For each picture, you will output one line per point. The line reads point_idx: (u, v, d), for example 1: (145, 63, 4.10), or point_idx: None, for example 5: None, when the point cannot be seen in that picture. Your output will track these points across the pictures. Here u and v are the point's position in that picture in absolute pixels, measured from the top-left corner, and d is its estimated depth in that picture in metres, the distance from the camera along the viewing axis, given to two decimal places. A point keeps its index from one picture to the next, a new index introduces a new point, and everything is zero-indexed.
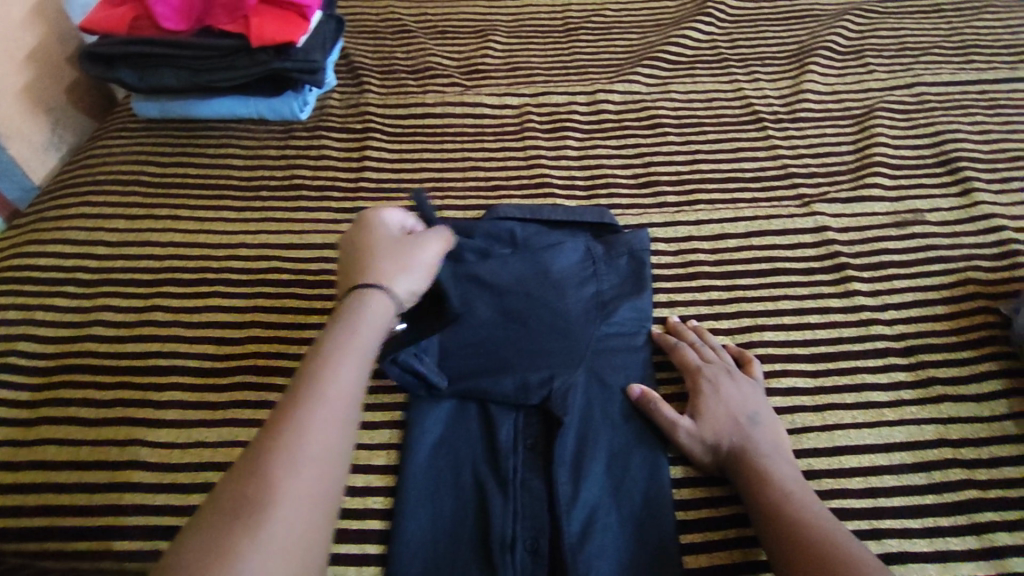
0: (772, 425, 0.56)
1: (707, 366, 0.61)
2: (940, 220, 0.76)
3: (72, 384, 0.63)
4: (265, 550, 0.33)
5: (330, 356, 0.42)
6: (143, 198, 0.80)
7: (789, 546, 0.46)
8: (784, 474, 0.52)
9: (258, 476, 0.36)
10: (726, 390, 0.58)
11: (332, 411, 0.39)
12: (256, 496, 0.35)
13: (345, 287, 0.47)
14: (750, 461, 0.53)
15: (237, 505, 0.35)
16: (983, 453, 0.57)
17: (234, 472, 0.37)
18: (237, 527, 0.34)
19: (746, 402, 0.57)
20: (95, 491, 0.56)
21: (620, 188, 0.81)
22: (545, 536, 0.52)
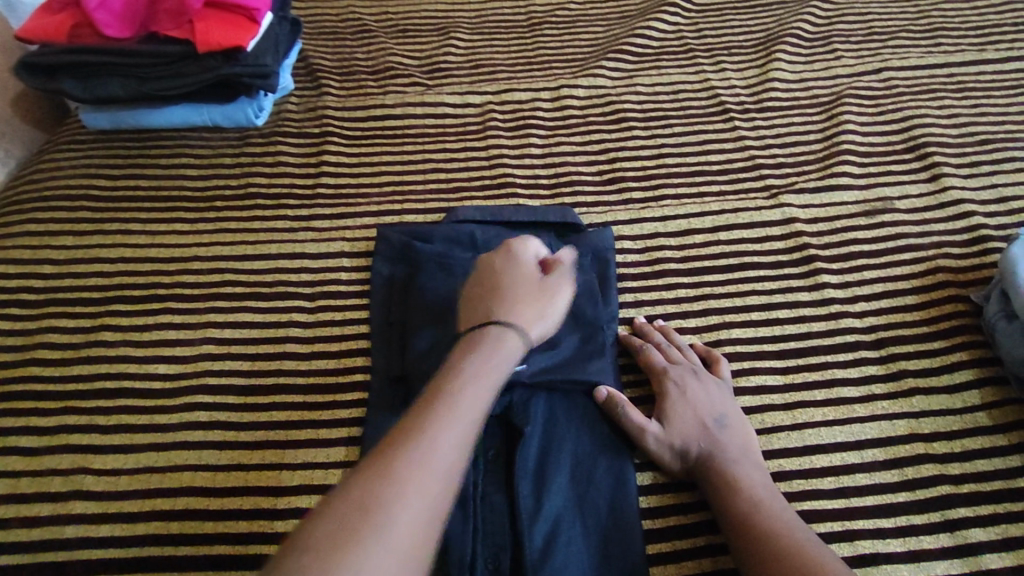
0: (739, 426, 0.55)
1: (674, 367, 0.59)
2: (910, 207, 0.74)
3: (14, 411, 0.60)
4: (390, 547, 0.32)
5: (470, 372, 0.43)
6: (91, 213, 0.77)
7: (757, 558, 0.45)
8: (754, 480, 0.51)
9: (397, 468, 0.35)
10: (693, 392, 0.57)
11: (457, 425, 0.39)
12: (381, 484, 0.34)
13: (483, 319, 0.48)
14: (720, 467, 0.52)
15: (361, 503, 0.33)
16: (956, 446, 0.56)
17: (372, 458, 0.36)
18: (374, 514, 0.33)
19: (714, 404, 0.56)
20: (38, 524, 0.54)
21: (584, 185, 0.79)
22: (507, 553, 0.50)
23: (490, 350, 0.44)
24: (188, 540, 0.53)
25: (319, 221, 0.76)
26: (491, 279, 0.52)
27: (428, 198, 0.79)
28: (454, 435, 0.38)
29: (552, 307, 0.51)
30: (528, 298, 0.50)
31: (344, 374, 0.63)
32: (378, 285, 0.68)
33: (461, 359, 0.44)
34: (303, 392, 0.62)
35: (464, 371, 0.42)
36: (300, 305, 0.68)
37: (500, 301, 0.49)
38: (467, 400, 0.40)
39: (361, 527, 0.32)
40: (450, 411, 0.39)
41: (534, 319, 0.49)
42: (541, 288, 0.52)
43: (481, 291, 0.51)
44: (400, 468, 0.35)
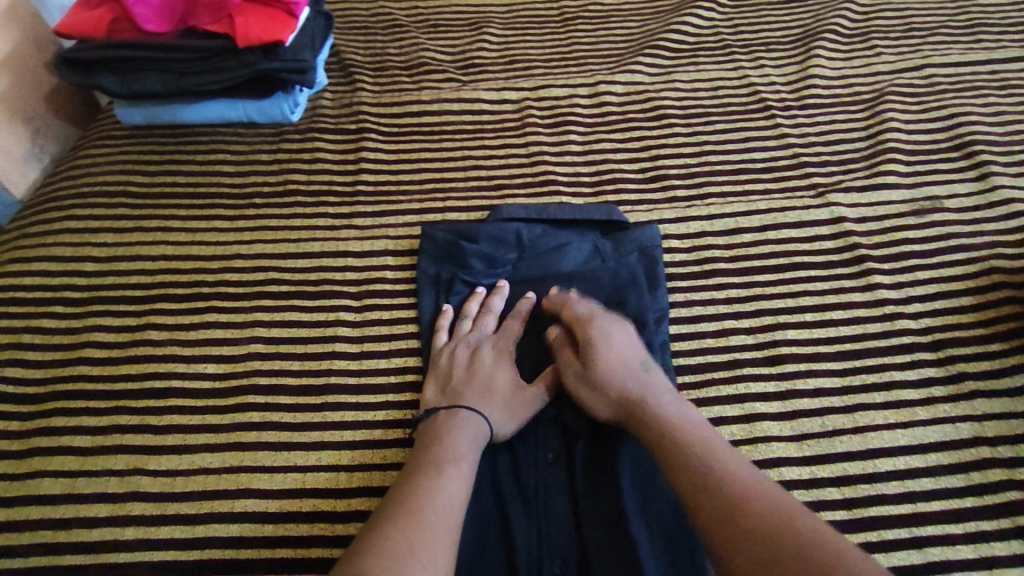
0: (661, 373, 0.54)
1: (597, 315, 0.57)
2: (959, 207, 0.73)
3: (66, 410, 0.60)
4: (423, 555, 0.41)
5: (450, 430, 0.52)
6: (131, 210, 0.76)
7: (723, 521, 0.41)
8: (694, 429, 0.48)
9: (411, 506, 0.44)
10: (615, 340, 0.55)
11: (458, 481, 0.47)
12: (404, 517, 0.43)
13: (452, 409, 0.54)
14: (653, 413, 0.50)
15: (399, 546, 0.41)
16: (1021, 451, 0.55)
17: (387, 505, 0.45)
18: (402, 534, 0.42)
19: (633, 351, 0.55)
20: (96, 526, 0.53)
21: (627, 183, 0.78)
22: (572, 555, 0.51)
23: (461, 436, 0.51)
24: (250, 542, 0.52)
25: (360, 219, 0.75)
26: (467, 366, 0.58)
27: (469, 196, 0.78)
28: (457, 486, 0.47)
29: (517, 409, 0.55)
30: (493, 394, 0.55)
31: (396, 374, 0.62)
32: (425, 284, 0.67)
33: (438, 438, 0.51)
34: (355, 392, 0.61)
35: (454, 441, 0.51)
36: (347, 304, 0.67)
37: (463, 392, 0.55)
38: (453, 453, 0.49)
39: (404, 561, 0.40)
40: (447, 473, 0.48)
41: (493, 416, 0.54)
42: (509, 385, 0.56)
43: (454, 376, 0.57)
44: (419, 518, 0.43)
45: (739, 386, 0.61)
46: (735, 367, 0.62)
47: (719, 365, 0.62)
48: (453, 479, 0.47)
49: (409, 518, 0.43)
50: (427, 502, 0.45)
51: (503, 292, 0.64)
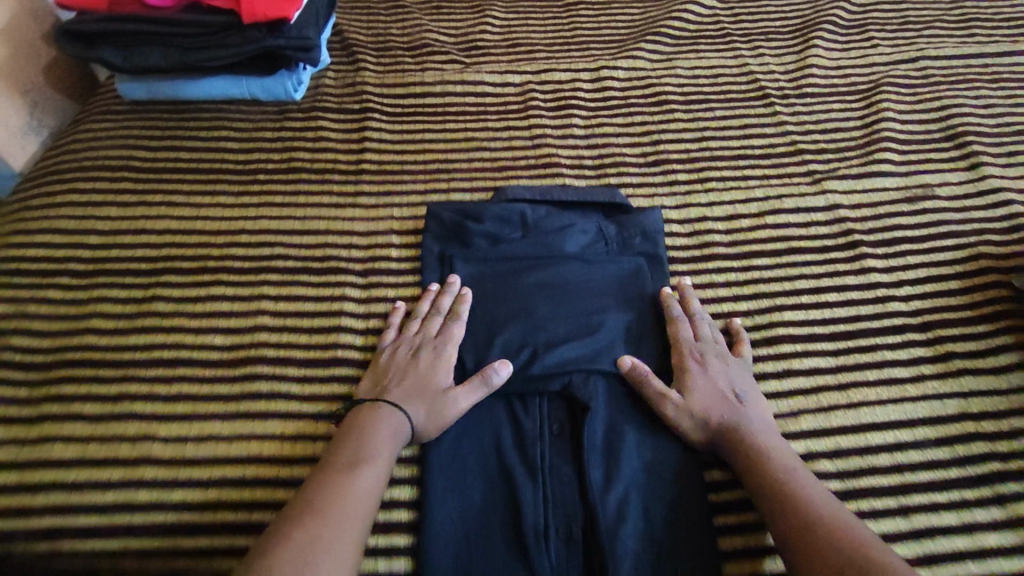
0: (761, 405, 0.57)
1: (695, 344, 0.60)
2: (950, 194, 0.76)
3: (74, 379, 0.60)
4: (324, 555, 0.43)
5: (369, 428, 0.53)
6: (134, 184, 0.76)
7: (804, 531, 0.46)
8: (781, 452, 0.52)
9: (318, 504, 0.47)
10: (713, 369, 0.58)
11: (371, 481, 0.50)
12: (310, 516, 0.46)
13: (374, 407, 0.55)
14: (748, 440, 0.53)
15: (302, 545, 0.43)
16: (1004, 424, 0.58)
17: (299, 500, 0.48)
18: (303, 533, 0.44)
19: (734, 379, 0.58)
20: (107, 489, 0.53)
21: (629, 167, 0.80)
22: (577, 523, 0.52)
23: (380, 434, 0.53)
24: (263, 506, 0.53)
25: (365, 198, 0.76)
26: (404, 364, 0.59)
27: (473, 176, 0.79)
28: (368, 483, 0.49)
29: (439, 409, 0.55)
30: (416, 394, 0.56)
31: None
32: (431, 260, 0.69)
33: (359, 433, 0.53)
34: (363, 365, 0.62)
35: (374, 441, 0.52)
36: (353, 281, 0.68)
37: (393, 388, 0.56)
38: (370, 449, 0.52)
39: (304, 562, 0.42)
40: (360, 470, 0.50)
41: (416, 417, 0.54)
42: (438, 385, 0.56)
43: (388, 372, 0.58)
44: (325, 515, 0.46)
45: None
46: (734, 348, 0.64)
47: None
48: (365, 480, 0.49)
49: (315, 518, 0.46)
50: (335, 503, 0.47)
51: (454, 290, 0.64)
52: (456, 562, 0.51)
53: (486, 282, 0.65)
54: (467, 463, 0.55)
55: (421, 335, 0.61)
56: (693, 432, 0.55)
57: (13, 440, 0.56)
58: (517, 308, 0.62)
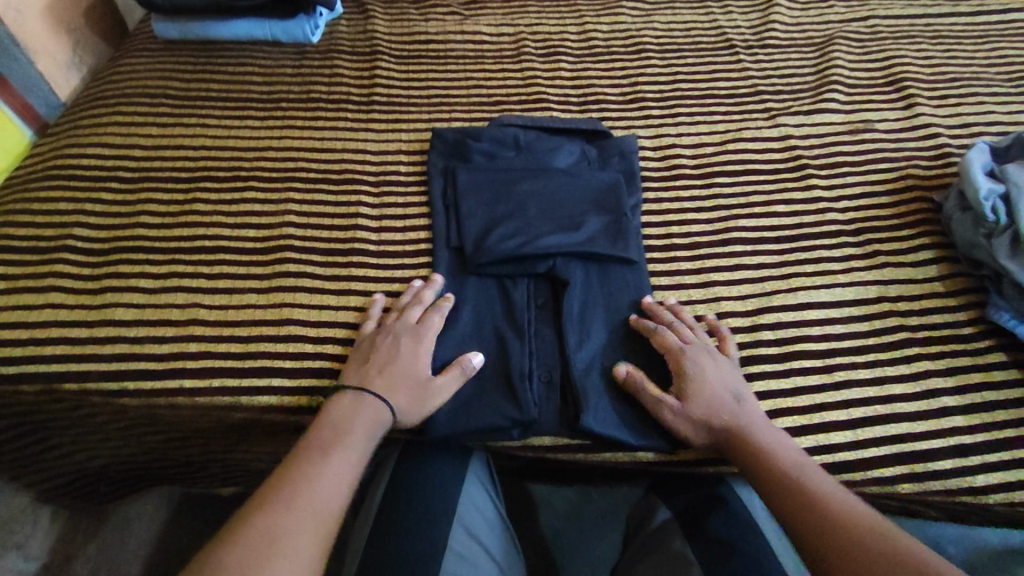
0: (754, 403, 0.59)
1: (691, 346, 0.62)
2: (888, 129, 0.87)
3: (129, 260, 0.70)
4: (286, 544, 0.45)
5: (347, 418, 0.55)
6: (171, 109, 0.86)
7: (820, 532, 0.48)
8: (786, 453, 0.55)
9: (287, 491, 0.49)
10: (711, 370, 0.60)
11: (341, 470, 0.52)
12: (277, 505, 0.48)
13: (357, 395, 0.57)
14: (749, 439, 0.56)
15: (266, 533, 0.45)
16: (916, 305, 0.69)
17: (268, 488, 0.50)
18: (266, 522, 0.46)
19: (726, 380, 0.60)
20: (164, 342, 0.64)
21: (609, 104, 0.90)
22: (556, 371, 0.64)
23: (359, 425, 0.55)
24: (293, 357, 0.63)
25: (376, 124, 0.86)
26: (388, 352, 0.61)
27: (472, 109, 0.89)
28: (338, 474, 0.51)
29: (424, 397, 0.58)
30: (402, 382, 0.58)
31: (412, 244, 0.73)
32: (435, 172, 0.79)
33: (340, 422, 0.55)
34: (377, 255, 0.72)
35: (351, 431, 0.54)
36: (367, 191, 0.78)
37: (377, 375, 0.59)
38: (346, 439, 0.54)
39: (266, 551, 0.44)
40: (332, 461, 0.52)
41: (400, 404, 0.57)
42: (420, 373, 0.60)
43: (371, 360, 0.60)
44: (293, 504, 0.48)
45: (698, 259, 0.73)
46: (696, 248, 0.74)
47: (684, 246, 0.74)
48: (338, 468, 0.51)
49: (281, 507, 0.47)
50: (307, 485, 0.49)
51: (430, 287, 0.67)
52: (456, 401, 0.62)
53: (484, 186, 0.74)
54: (466, 326, 0.66)
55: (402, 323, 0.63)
56: (693, 434, 0.58)
57: (81, 306, 0.66)
58: (510, 208, 0.73)
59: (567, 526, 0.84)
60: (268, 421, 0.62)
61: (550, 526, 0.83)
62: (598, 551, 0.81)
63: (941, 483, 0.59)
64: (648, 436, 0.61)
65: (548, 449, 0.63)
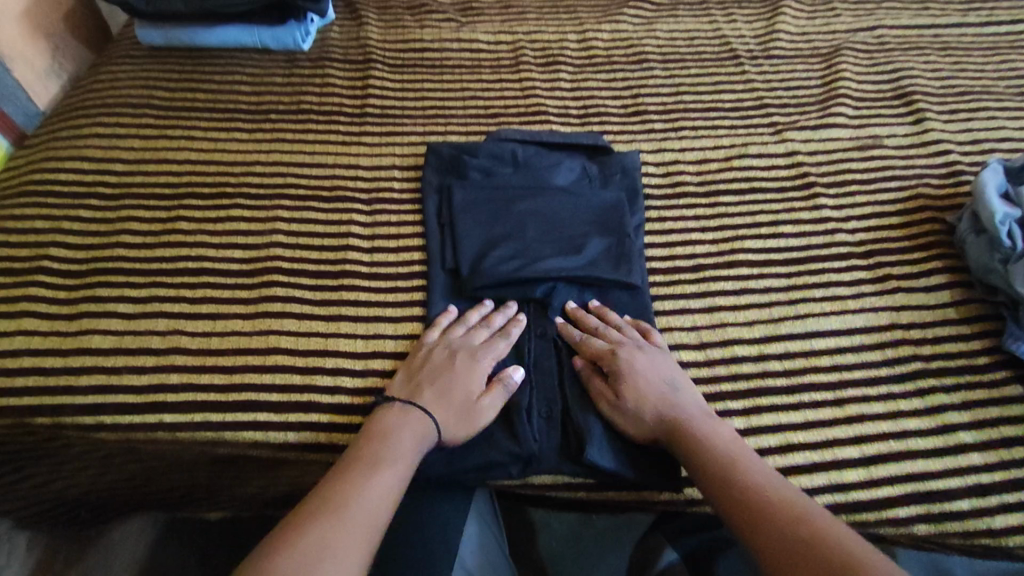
0: (690, 388, 0.59)
1: (618, 344, 0.61)
2: (897, 145, 0.84)
3: (108, 282, 0.66)
4: (331, 557, 0.44)
5: (393, 430, 0.54)
6: (155, 119, 0.83)
7: (755, 522, 0.47)
8: (724, 442, 0.54)
9: (334, 502, 0.48)
10: (640, 366, 0.59)
11: (388, 482, 0.50)
12: (323, 515, 0.47)
13: (403, 408, 0.56)
14: (688, 431, 0.55)
15: (313, 544, 0.44)
16: (929, 333, 0.67)
17: (317, 496, 0.49)
18: (314, 532, 0.45)
19: (659, 374, 0.59)
20: (144, 372, 0.60)
21: (610, 117, 0.87)
22: (557, 405, 0.61)
23: (407, 438, 0.54)
24: (280, 388, 0.60)
25: (368, 137, 0.82)
26: (442, 365, 0.59)
27: (468, 122, 0.86)
28: (384, 486, 0.50)
29: (470, 418, 0.56)
30: (447, 400, 0.57)
31: (406, 266, 0.70)
32: (429, 189, 0.76)
33: (384, 437, 0.54)
34: (369, 278, 0.69)
35: (398, 442, 0.53)
36: (358, 209, 0.75)
37: (427, 388, 0.57)
38: (393, 451, 0.53)
39: (313, 562, 0.43)
40: (379, 473, 0.51)
41: (444, 421, 0.56)
42: (469, 392, 0.58)
43: (423, 375, 0.59)
44: (340, 515, 0.47)
45: (703, 282, 0.70)
46: (701, 270, 0.71)
47: (688, 268, 0.72)
48: (384, 479, 0.50)
49: (328, 517, 0.46)
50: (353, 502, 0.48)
51: (484, 310, 0.65)
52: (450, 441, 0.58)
53: (480, 205, 0.71)
54: None
55: (459, 340, 0.62)
56: (637, 432, 0.57)
57: (56, 333, 0.63)
58: (509, 229, 0.69)
59: (565, 552, 0.75)
60: (254, 456, 0.59)
61: (546, 551, 0.75)
62: None
63: (960, 526, 0.56)
64: (650, 477, 0.58)
65: (548, 487, 0.60)
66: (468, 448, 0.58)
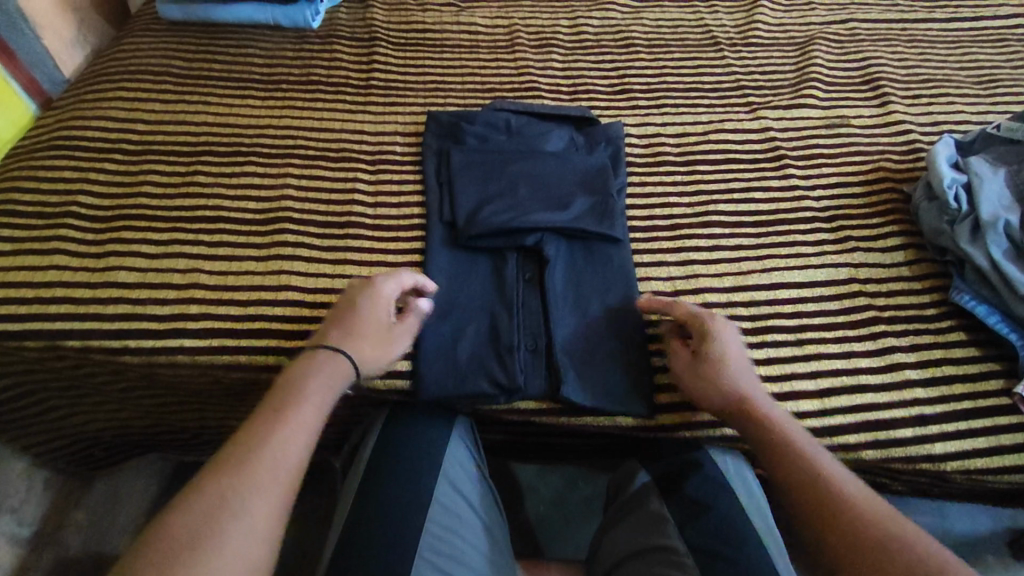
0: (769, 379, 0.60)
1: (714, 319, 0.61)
2: (862, 124, 0.91)
3: (131, 227, 0.72)
4: (235, 515, 0.44)
5: (303, 377, 0.54)
6: (174, 86, 0.89)
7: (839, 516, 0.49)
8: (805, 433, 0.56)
9: (240, 453, 0.47)
10: (736, 345, 0.60)
11: (298, 431, 0.50)
12: (227, 471, 0.46)
13: (307, 353, 0.56)
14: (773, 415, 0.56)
15: (216, 503, 0.44)
16: (883, 287, 0.73)
17: (220, 450, 0.48)
18: (215, 490, 0.45)
19: (748, 357, 0.60)
20: (165, 304, 0.66)
21: (598, 94, 0.94)
22: (542, 341, 0.66)
23: (316, 380, 0.54)
24: (290, 320, 0.66)
25: (373, 106, 0.89)
26: (349, 308, 0.60)
27: (467, 95, 0.92)
28: (294, 435, 0.50)
29: (384, 347, 0.59)
30: (357, 335, 0.58)
31: (405, 219, 0.76)
32: (429, 153, 0.82)
33: (295, 383, 0.54)
34: (373, 229, 0.75)
35: (309, 388, 0.53)
36: (363, 169, 0.81)
37: (333, 332, 0.58)
38: (304, 396, 0.52)
39: (216, 524, 0.43)
40: (288, 422, 0.50)
41: (359, 357, 0.57)
42: (379, 325, 0.59)
43: (329, 321, 0.60)
44: (247, 467, 0.47)
45: (679, 239, 0.77)
46: (678, 229, 0.78)
47: (665, 227, 0.78)
48: (293, 428, 0.50)
49: (233, 471, 0.46)
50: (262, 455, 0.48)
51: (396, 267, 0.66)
52: (444, 371, 0.64)
53: (476, 167, 0.77)
54: (455, 298, 0.69)
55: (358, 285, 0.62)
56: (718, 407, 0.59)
57: (84, 269, 0.68)
58: (502, 189, 0.75)
59: (551, 511, 0.86)
60: (264, 380, 0.65)
61: (534, 512, 0.85)
62: (579, 537, 0.84)
63: (902, 451, 0.63)
64: (620, 403, 0.63)
65: (532, 414, 0.65)
66: (461, 377, 0.64)
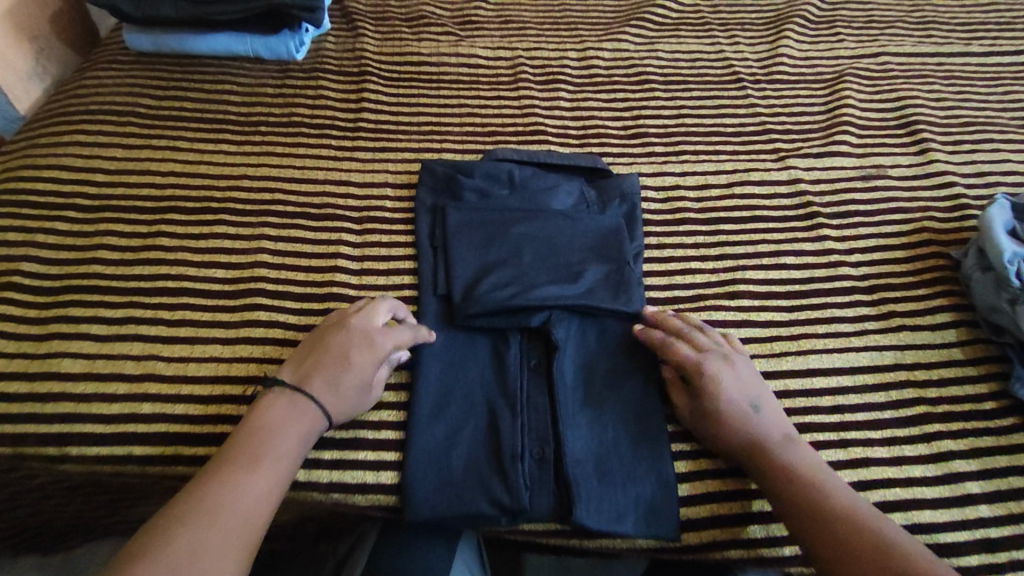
0: (774, 409, 0.57)
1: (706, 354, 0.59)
2: (901, 175, 0.83)
3: (81, 303, 0.63)
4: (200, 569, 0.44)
5: (274, 422, 0.53)
6: (139, 128, 0.80)
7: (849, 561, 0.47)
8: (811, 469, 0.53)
9: (208, 502, 0.47)
10: (730, 381, 0.57)
11: (269, 481, 0.50)
12: (194, 521, 0.46)
13: (286, 394, 0.54)
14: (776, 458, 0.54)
15: (181, 556, 0.44)
16: (934, 375, 0.65)
17: (188, 496, 0.47)
18: (180, 541, 0.44)
19: (745, 390, 0.57)
20: (115, 401, 0.57)
21: (610, 138, 0.85)
22: (549, 445, 0.57)
23: (291, 429, 0.53)
24: None
25: (361, 153, 0.80)
26: (340, 353, 0.56)
27: (465, 139, 0.83)
28: (263, 485, 0.49)
29: (362, 401, 0.57)
30: (340, 387, 0.55)
31: (394, 291, 0.67)
32: (422, 210, 0.73)
33: (267, 429, 0.52)
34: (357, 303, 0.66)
35: (281, 436, 0.52)
36: (348, 228, 0.72)
37: (316, 376, 0.55)
38: (275, 446, 0.51)
39: None
40: (259, 472, 0.50)
41: (335, 408, 0.55)
42: (366, 378, 0.56)
43: (313, 358, 0.57)
44: (214, 519, 0.46)
45: (703, 314, 0.68)
46: (701, 302, 0.69)
47: (685, 298, 0.70)
48: (263, 480, 0.49)
49: (200, 521, 0.46)
50: (223, 507, 0.47)
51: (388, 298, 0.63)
52: (438, 485, 0.55)
53: (473, 228, 0.69)
54: (450, 390, 0.60)
55: (355, 329, 0.58)
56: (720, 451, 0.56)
57: (23, 355, 0.59)
58: (503, 253, 0.67)
59: None
60: None
61: None
62: None
63: None
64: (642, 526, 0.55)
65: (538, 534, 0.57)
66: (456, 493, 0.55)
